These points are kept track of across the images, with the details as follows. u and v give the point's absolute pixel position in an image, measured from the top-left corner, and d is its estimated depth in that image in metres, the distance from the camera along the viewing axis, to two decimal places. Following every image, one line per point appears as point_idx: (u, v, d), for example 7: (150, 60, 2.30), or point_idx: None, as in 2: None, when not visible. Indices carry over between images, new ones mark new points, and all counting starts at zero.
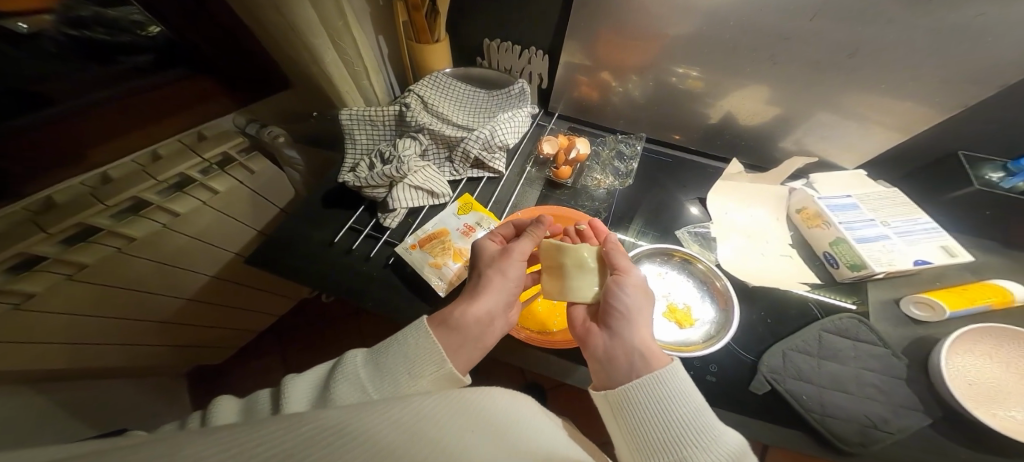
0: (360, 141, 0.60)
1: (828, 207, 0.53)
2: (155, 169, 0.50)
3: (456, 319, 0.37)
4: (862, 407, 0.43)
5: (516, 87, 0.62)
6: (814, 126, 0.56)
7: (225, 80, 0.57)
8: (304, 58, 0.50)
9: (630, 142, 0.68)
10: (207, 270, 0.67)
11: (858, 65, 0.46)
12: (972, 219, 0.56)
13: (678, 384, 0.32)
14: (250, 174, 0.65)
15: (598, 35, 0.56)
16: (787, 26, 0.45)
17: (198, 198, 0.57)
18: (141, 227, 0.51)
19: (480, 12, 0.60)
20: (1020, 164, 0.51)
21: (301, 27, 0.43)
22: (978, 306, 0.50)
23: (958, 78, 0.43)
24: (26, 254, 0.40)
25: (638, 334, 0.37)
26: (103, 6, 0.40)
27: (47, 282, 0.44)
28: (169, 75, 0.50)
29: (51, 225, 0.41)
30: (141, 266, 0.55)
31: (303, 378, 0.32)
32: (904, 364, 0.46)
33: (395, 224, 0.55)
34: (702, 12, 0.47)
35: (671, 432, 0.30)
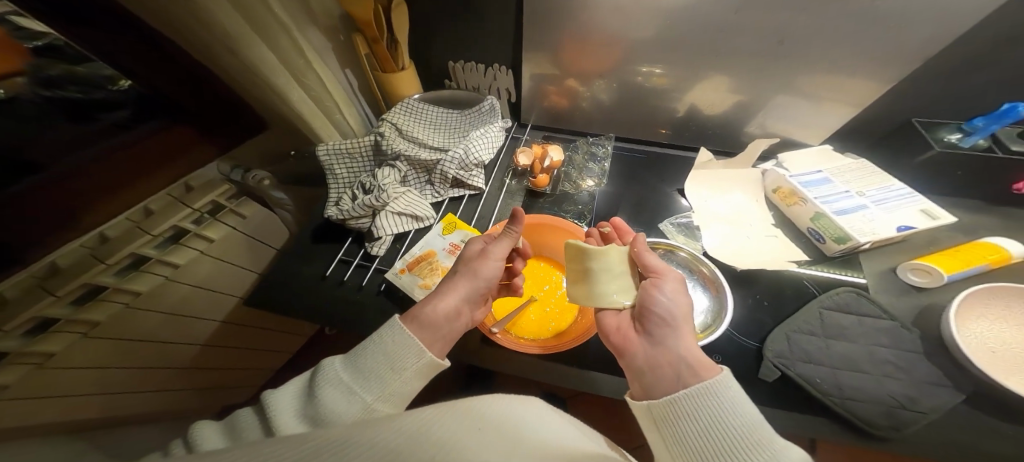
0: (341, 175, 0.61)
1: (800, 185, 0.54)
2: (148, 224, 0.53)
3: (425, 316, 0.38)
4: (883, 386, 0.41)
5: (485, 103, 0.64)
6: (774, 108, 0.58)
7: (206, 130, 0.59)
8: (266, 96, 0.51)
9: (601, 143, 0.71)
10: (214, 316, 0.70)
11: (794, 49, 0.48)
12: (947, 180, 0.57)
13: (729, 394, 0.29)
14: (242, 219, 0.68)
15: (554, 47, 0.59)
16: (727, 19, 0.47)
17: (195, 248, 0.60)
18: (144, 281, 0.55)
19: (441, 38, 0.64)
20: (974, 123, 0.51)
21: (260, 69, 0.45)
22: (976, 267, 0.50)
23: (898, 47, 0.44)
24: (40, 317, 0.44)
25: (684, 344, 0.34)
26: (71, 63, 0.43)
27: (65, 341, 0.47)
28: (148, 128, 0.52)
29: (59, 288, 0.44)
30: (151, 319, 0.59)
31: (282, 390, 0.31)
32: (916, 336, 0.45)
33: (383, 251, 0.55)
34: (645, 15, 0.50)
35: (721, 443, 0.27)
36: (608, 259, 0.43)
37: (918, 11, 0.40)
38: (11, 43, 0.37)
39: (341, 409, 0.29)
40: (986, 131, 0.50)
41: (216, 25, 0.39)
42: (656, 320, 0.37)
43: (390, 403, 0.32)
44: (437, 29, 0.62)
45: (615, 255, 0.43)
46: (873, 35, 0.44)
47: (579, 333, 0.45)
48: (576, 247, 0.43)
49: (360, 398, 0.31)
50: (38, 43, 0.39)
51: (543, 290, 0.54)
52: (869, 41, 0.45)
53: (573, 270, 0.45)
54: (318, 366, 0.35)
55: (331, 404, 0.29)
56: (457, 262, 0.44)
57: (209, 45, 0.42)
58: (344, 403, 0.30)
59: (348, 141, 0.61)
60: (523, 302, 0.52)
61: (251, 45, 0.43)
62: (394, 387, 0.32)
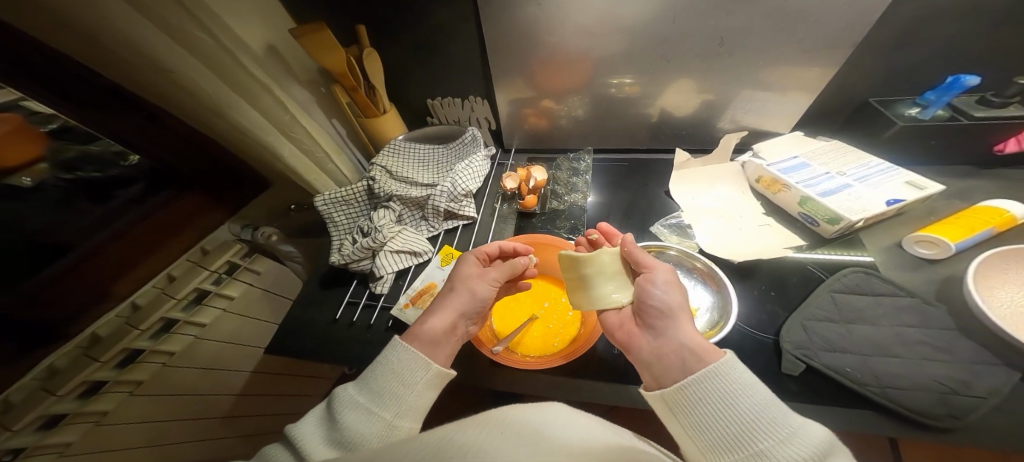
0: (341, 222, 0.63)
1: (780, 172, 0.55)
2: (173, 288, 0.57)
3: (424, 336, 0.38)
4: (922, 370, 0.39)
5: (468, 134, 0.68)
6: (739, 102, 0.60)
7: (211, 196, 0.63)
8: (255, 150, 0.54)
9: (581, 158, 0.74)
10: (245, 365, 0.73)
11: (737, 48, 0.52)
12: (927, 150, 0.57)
13: (740, 377, 0.29)
14: (257, 275, 0.72)
15: (522, 74, 0.63)
16: (674, 26, 0.50)
17: (217, 306, 0.64)
18: (176, 342, 0.59)
19: (416, 80, 0.69)
20: (927, 97, 0.53)
21: (250, 127, 0.49)
22: (983, 233, 0.49)
23: (839, 31, 0.47)
24: (89, 381, 0.49)
25: (685, 331, 0.34)
26: (84, 143, 0.47)
27: (113, 400, 0.52)
28: (159, 198, 0.56)
29: (101, 354, 0.49)
30: (189, 376, 0.63)
31: (304, 422, 0.32)
32: (945, 312, 0.44)
33: (387, 289, 0.56)
34: (599, 36, 0.54)
35: (737, 427, 0.27)
36: (600, 265, 0.43)
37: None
38: (33, 133, 0.42)
39: (363, 429, 0.30)
40: (941, 101, 0.52)
41: (197, 90, 0.43)
42: (656, 312, 0.37)
43: (409, 418, 0.32)
44: (410, 72, 0.67)
45: (607, 256, 0.44)
46: (815, 23, 0.47)
47: (585, 338, 0.45)
48: (568, 257, 0.44)
49: (378, 417, 0.31)
50: (53, 126, 0.44)
51: (543, 306, 0.53)
52: (813, 29, 0.48)
53: (570, 277, 0.45)
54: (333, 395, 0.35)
55: (352, 426, 0.30)
56: (449, 282, 0.44)
57: (200, 110, 0.46)
58: (365, 423, 0.30)
59: (342, 189, 0.64)
60: (525, 321, 0.51)
61: (234, 107, 0.47)
62: (409, 399, 0.33)
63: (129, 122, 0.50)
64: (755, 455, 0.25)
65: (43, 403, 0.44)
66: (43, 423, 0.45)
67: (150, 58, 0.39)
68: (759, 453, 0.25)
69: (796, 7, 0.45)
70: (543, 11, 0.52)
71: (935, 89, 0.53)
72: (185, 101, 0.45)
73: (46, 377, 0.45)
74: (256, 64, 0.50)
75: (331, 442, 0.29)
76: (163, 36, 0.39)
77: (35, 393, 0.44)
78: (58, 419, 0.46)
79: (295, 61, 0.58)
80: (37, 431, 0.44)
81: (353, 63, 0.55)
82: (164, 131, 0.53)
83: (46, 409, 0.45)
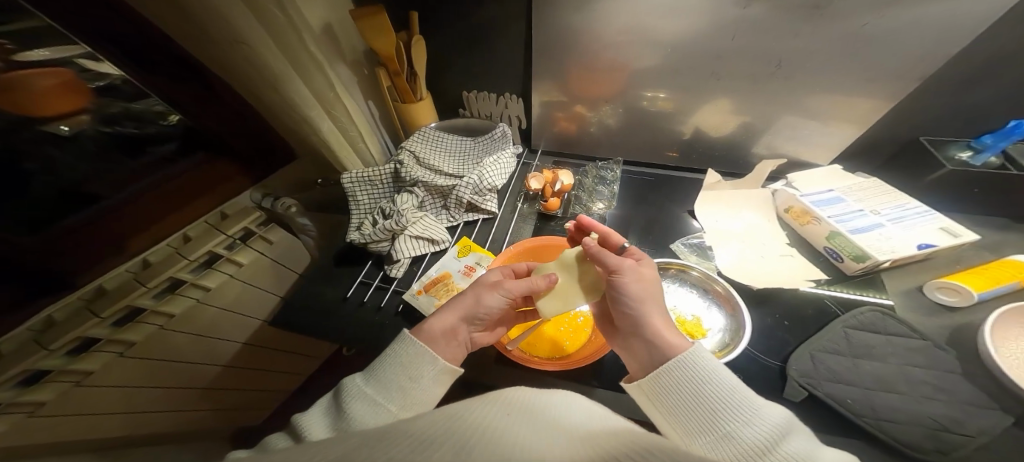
0: (362, 200, 0.63)
1: (813, 204, 0.53)
2: (186, 249, 0.57)
3: (424, 330, 0.40)
4: (919, 406, 0.39)
5: (497, 130, 0.67)
6: (778, 129, 0.59)
7: (243, 161, 0.63)
8: (297, 126, 0.55)
9: (610, 168, 0.71)
10: (236, 337, 0.72)
11: (791, 72, 0.50)
12: (966, 197, 0.56)
13: (705, 365, 0.30)
14: (269, 244, 0.71)
15: (561, 75, 0.62)
16: (724, 45, 0.49)
17: (225, 271, 0.63)
18: (177, 304, 0.58)
19: (454, 72, 0.68)
20: (983, 141, 0.52)
21: (297, 101, 0.49)
22: (1009, 285, 0.48)
23: (890, 69, 0.46)
24: (84, 337, 0.47)
25: (652, 324, 0.35)
26: (128, 101, 0.48)
27: (101, 360, 0.51)
28: (191, 160, 0.57)
29: (103, 310, 0.48)
30: (181, 340, 0.62)
31: (311, 412, 0.34)
32: (953, 357, 0.44)
33: (401, 273, 0.57)
34: (650, 45, 0.53)
35: (707, 410, 0.28)
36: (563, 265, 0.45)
37: (897, 35, 0.43)
38: (79, 87, 0.42)
39: (367, 419, 0.32)
40: (997, 148, 0.50)
41: (262, 64, 0.44)
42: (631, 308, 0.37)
43: (415, 411, 0.34)
44: (450, 62, 0.66)
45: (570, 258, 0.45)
46: (866, 57, 0.46)
47: (598, 345, 0.46)
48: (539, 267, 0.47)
49: (386, 408, 0.33)
50: (100, 83, 0.44)
51: (558, 309, 0.53)
52: (865, 62, 0.47)
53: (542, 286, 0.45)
54: (341, 385, 0.36)
55: (359, 416, 0.32)
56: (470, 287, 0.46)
57: (253, 80, 0.47)
58: (371, 415, 0.32)
59: (369, 168, 0.64)
60: (536, 322, 0.51)
61: (289, 81, 0.47)
62: (412, 391, 0.35)
63: (178, 82, 0.50)
64: (722, 436, 0.26)
65: (31, 357, 0.43)
66: (24, 379, 0.43)
67: (233, 34, 0.40)
68: (726, 434, 0.26)
69: (867, 34, 0.44)
70: (592, 14, 0.51)
71: (993, 133, 0.51)
72: (245, 73, 0.46)
73: (42, 329, 0.44)
74: (316, 44, 0.51)
75: (332, 429, 0.31)
76: (247, 12, 0.39)
77: (26, 344, 0.43)
78: (41, 375, 0.45)
79: (345, 42, 0.58)
80: (16, 386, 0.43)
81: (402, 49, 0.55)
82: (213, 98, 0.55)
83: (31, 364, 0.43)
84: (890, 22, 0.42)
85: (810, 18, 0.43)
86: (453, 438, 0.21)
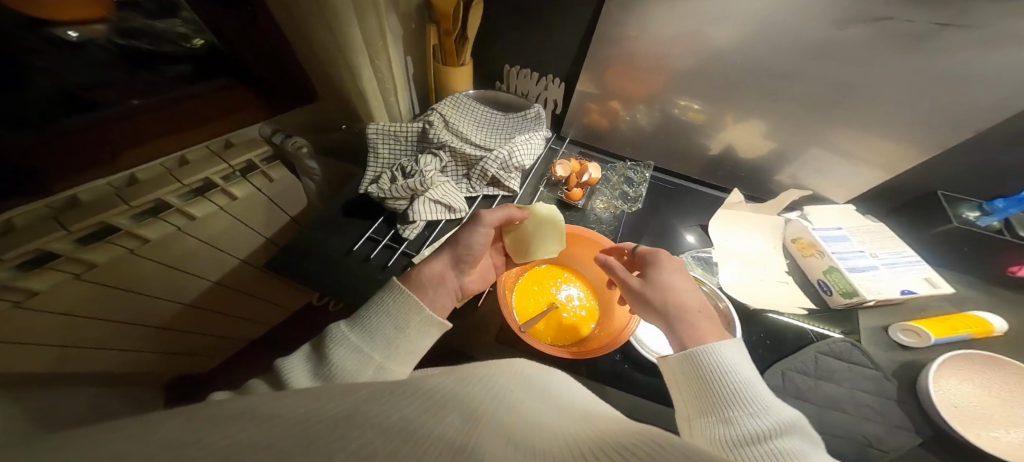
0: (382, 154, 0.60)
1: (822, 238, 0.56)
2: (181, 172, 0.52)
3: (412, 273, 0.43)
4: (857, 425, 0.47)
5: (531, 111, 0.64)
6: (805, 160, 0.60)
7: (266, 96, 0.56)
8: (337, 68, 0.51)
9: (639, 170, 0.70)
10: (210, 276, 0.69)
11: (854, 104, 0.50)
12: (953, 254, 0.60)
13: (726, 358, 0.32)
14: (269, 182, 0.66)
15: (612, 65, 0.59)
16: (792, 64, 0.48)
17: (215, 203, 0.57)
18: (156, 229, 0.52)
19: (498, 43, 0.64)
20: (994, 205, 0.56)
21: (346, 41, 0.45)
22: (959, 334, 0.54)
23: (941, 120, 0.47)
24: (42, 251, 0.41)
25: (693, 334, 0.37)
26: (150, 16, 0.41)
27: (51, 281, 0.44)
28: (211, 85, 0.50)
29: (72, 223, 0.42)
30: (148, 270, 0.57)
31: (293, 357, 0.35)
32: (895, 387, 0.51)
33: (413, 235, 0.56)
34: (716, 51, 0.51)
35: (718, 395, 0.30)
36: (534, 217, 0.49)
37: (954, 89, 0.43)
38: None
39: (350, 366, 0.33)
40: (1004, 213, 0.54)
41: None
42: (680, 320, 0.39)
43: (399, 361, 0.35)
44: (500, 27, 0.61)
45: (538, 209, 0.50)
46: (915, 105, 0.47)
47: (608, 339, 0.46)
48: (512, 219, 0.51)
49: (369, 356, 0.34)
50: None
51: (567, 300, 0.54)
52: (914, 110, 0.47)
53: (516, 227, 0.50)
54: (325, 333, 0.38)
55: (341, 363, 0.33)
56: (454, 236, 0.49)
57: (308, 12, 0.43)
58: (353, 362, 0.33)
59: (396, 123, 0.61)
60: (546, 308, 0.52)
61: (345, 20, 0.43)
62: (398, 340, 0.36)
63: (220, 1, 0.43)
64: (724, 420, 0.29)
65: None
66: None
67: None
68: (727, 419, 0.29)
69: (936, 82, 0.43)
70: (667, 8, 0.49)
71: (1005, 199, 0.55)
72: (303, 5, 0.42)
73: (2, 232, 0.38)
74: None
75: (314, 377, 0.32)
76: None
77: None
78: None
79: None
80: None
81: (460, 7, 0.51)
82: (249, 32, 0.47)
83: None
84: (958, 74, 0.42)
85: (883, 54, 0.43)
86: (487, 406, 0.21)
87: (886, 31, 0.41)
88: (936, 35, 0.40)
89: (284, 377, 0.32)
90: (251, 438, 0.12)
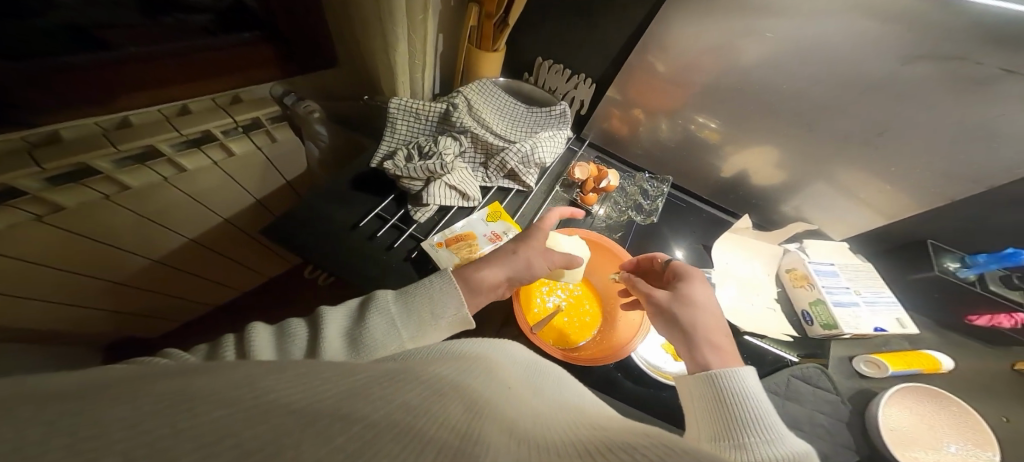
0: (399, 130, 0.58)
1: (815, 272, 0.58)
2: (181, 122, 0.47)
3: (470, 279, 0.42)
4: (808, 441, 0.52)
5: (558, 107, 0.62)
6: (809, 194, 0.62)
7: (287, 54, 0.52)
8: (370, 36, 0.49)
9: (657, 183, 0.70)
10: (188, 232, 0.65)
11: (877, 146, 0.51)
12: (925, 299, 0.65)
13: (748, 387, 0.34)
14: (272, 142, 0.61)
15: (646, 74, 0.58)
16: (828, 97, 0.49)
17: (210, 157, 0.53)
18: (140, 177, 0.48)
19: (537, 32, 0.62)
20: (975, 259, 0.60)
21: (387, 10, 0.42)
22: (913, 369, 0.59)
23: (955, 175, 0.49)
24: (6, 185, 0.37)
25: (715, 355, 0.38)
26: None
27: (12, 220, 0.40)
28: (233, 38, 0.46)
29: (46, 161, 0.39)
30: (124, 218, 0.53)
31: (337, 309, 0.36)
32: (850, 412, 0.56)
33: (423, 219, 0.55)
34: (753, 74, 0.51)
35: (736, 420, 0.31)
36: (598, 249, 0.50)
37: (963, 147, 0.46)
38: None
39: (380, 336, 0.34)
40: (983, 267, 0.59)
41: None
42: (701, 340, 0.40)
43: (423, 346, 0.36)
44: (543, 15, 0.59)
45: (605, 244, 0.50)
46: (924, 157, 0.49)
47: (611, 349, 0.48)
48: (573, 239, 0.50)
49: (398, 333, 0.35)
50: None
51: (571, 305, 0.55)
52: (922, 161, 0.50)
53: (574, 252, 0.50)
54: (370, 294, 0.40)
55: (374, 331, 0.34)
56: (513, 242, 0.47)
57: None
58: (384, 333, 0.34)
59: (418, 101, 0.58)
60: (551, 312, 0.52)
61: None
62: (428, 327, 0.37)
63: None
64: (738, 444, 0.29)
65: None
66: None
67: None
68: (741, 444, 0.29)
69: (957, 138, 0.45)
70: (720, 23, 0.48)
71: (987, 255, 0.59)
72: None
73: None
74: None
75: (346, 338, 0.33)
76: None
77: None
78: None
79: None
80: None
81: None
82: None
83: None
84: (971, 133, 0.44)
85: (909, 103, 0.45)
86: (484, 389, 0.21)
87: (945, 74, 0.41)
88: (998, 81, 0.40)
89: (319, 329, 0.33)
90: (290, 402, 0.12)
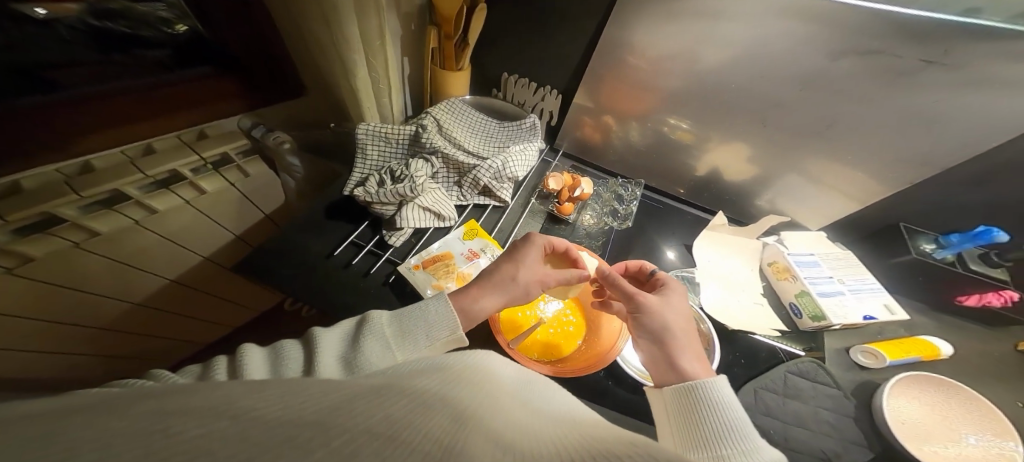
0: (370, 155, 0.58)
1: (795, 263, 0.58)
2: (146, 163, 0.47)
3: (467, 306, 0.42)
4: (817, 441, 0.50)
5: (527, 121, 0.64)
6: (782, 187, 0.63)
7: (251, 85, 0.53)
8: (332, 63, 0.50)
9: (630, 187, 0.71)
10: (168, 274, 0.64)
11: (833, 137, 0.53)
12: (908, 282, 0.65)
13: (725, 394, 0.33)
14: (244, 177, 0.62)
15: (609, 82, 0.61)
16: (779, 93, 0.51)
17: (181, 197, 0.54)
18: (109, 222, 0.48)
19: (500, 49, 0.65)
20: (949, 239, 0.61)
21: (343, 38, 0.44)
22: (910, 357, 0.58)
23: (911, 158, 0.51)
24: None
25: (687, 363, 0.38)
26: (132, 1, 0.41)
27: None
28: (190, 73, 0.47)
29: (8, 212, 0.38)
30: (98, 265, 0.53)
31: (332, 331, 0.36)
32: (854, 405, 0.54)
33: (399, 243, 0.54)
34: (709, 75, 0.53)
35: (715, 432, 0.31)
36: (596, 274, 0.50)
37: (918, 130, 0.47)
38: None
39: (375, 358, 0.33)
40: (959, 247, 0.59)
41: None
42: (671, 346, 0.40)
43: None
44: (503, 33, 0.62)
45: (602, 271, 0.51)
46: (884, 142, 0.50)
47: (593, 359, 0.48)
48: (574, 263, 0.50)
49: (393, 356, 0.34)
50: None
51: (554, 316, 0.54)
52: (884, 146, 0.51)
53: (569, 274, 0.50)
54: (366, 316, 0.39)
55: (369, 355, 0.33)
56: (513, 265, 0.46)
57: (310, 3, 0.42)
58: (379, 356, 0.33)
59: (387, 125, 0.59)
60: (533, 324, 0.52)
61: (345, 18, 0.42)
62: (423, 349, 0.36)
63: None
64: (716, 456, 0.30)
65: None
66: None
67: None
68: (719, 456, 0.30)
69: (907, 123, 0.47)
70: (666, 29, 0.51)
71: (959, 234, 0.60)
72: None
73: None
74: None
75: (341, 363, 0.32)
76: None
77: None
78: None
79: None
80: None
81: (463, 14, 0.52)
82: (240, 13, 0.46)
83: None
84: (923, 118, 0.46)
85: (858, 94, 0.47)
86: (473, 402, 0.19)
87: (879, 64, 0.43)
88: (918, 71, 0.42)
89: (315, 351, 0.32)
90: (283, 416, 0.12)
